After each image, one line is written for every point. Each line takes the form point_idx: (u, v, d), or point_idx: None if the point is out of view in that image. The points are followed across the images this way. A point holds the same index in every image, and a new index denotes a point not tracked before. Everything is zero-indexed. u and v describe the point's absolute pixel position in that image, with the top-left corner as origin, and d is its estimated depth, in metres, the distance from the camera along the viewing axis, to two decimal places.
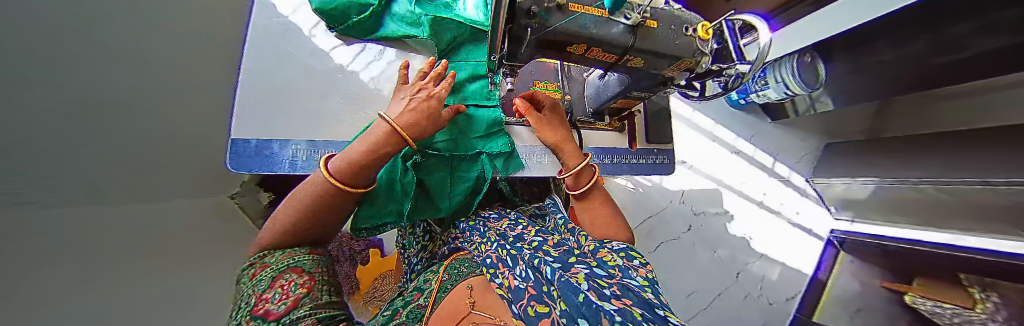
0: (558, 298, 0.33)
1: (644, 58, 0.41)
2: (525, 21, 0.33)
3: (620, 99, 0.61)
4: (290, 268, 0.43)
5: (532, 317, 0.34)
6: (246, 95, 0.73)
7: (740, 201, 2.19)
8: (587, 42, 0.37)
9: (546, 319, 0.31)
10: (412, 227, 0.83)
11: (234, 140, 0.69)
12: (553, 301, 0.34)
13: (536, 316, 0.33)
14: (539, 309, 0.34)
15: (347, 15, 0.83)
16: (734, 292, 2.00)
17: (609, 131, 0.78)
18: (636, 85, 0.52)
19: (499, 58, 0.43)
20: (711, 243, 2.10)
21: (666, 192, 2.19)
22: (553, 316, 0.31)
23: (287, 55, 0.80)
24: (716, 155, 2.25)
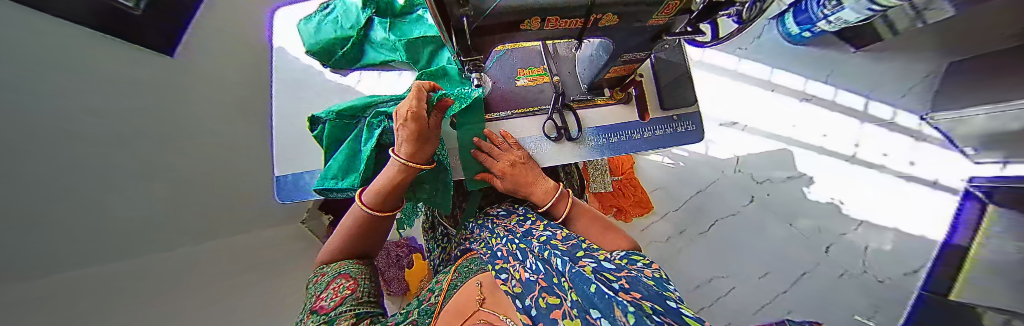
0: (570, 290, 0.29)
1: (616, 12, 0.34)
2: (460, 10, 0.30)
3: (613, 66, 0.53)
4: (341, 274, 0.49)
5: (543, 308, 0.29)
6: (281, 138, 0.84)
7: (819, 158, 1.78)
8: (538, 14, 0.33)
9: (558, 310, 0.27)
10: (434, 232, 0.87)
11: (278, 177, 0.81)
12: (564, 292, 0.29)
13: (547, 309, 0.29)
14: (550, 300, 0.30)
15: (332, 51, 0.92)
16: (825, 271, 1.63)
17: (612, 105, 0.69)
18: (625, 46, 0.44)
19: (458, 56, 0.41)
20: (784, 214, 1.75)
21: (714, 162, 1.90)
22: (564, 307, 0.26)
23: (301, 100, 0.90)
24: (774, 109, 1.89)
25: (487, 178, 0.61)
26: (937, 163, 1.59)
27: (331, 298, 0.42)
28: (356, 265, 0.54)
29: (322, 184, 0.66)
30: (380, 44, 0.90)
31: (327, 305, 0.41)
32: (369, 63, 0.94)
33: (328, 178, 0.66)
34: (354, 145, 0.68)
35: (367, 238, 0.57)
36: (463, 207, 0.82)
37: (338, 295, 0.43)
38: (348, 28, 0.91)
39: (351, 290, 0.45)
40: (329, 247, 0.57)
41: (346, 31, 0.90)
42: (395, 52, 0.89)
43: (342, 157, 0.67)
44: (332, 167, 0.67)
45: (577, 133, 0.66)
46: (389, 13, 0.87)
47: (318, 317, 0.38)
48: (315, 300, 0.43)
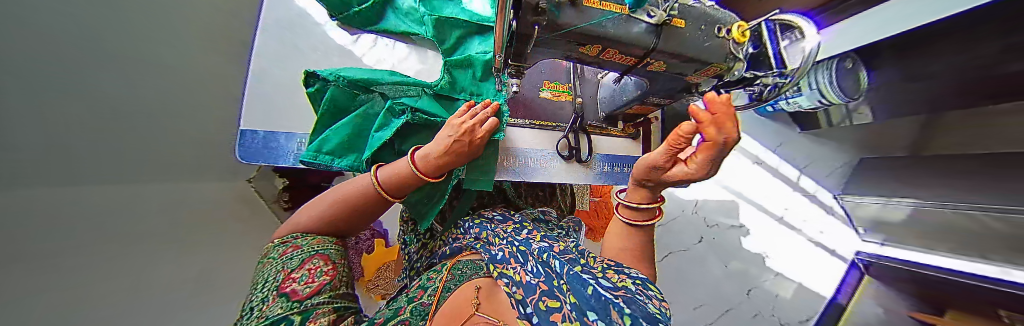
0: (570, 296, 0.29)
1: (667, 62, 0.37)
2: (532, 18, 0.29)
3: (636, 104, 0.56)
4: (318, 254, 0.45)
5: (542, 312, 0.29)
6: (258, 88, 0.73)
7: (758, 214, 2.07)
8: (602, 43, 0.34)
9: (558, 314, 0.27)
10: (414, 225, 0.82)
11: (243, 130, 0.69)
12: (564, 297, 0.29)
13: (547, 312, 0.28)
14: (550, 304, 0.29)
15: (347, 5, 0.82)
16: (744, 309, 1.89)
17: (621, 138, 0.73)
18: (654, 90, 0.47)
19: (505, 58, 0.40)
20: (723, 255, 2.01)
21: (679, 200, 2.11)
22: (563, 311, 0.27)
23: (295, 48, 0.80)
24: (735, 166, 2.16)
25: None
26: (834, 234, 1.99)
27: (305, 283, 0.37)
28: (335, 245, 0.51)
29: (314, 158, 0.57)
30: (405, 12, 0.86)
31: (301, 291, 0.36)
32: (385, 30, 0.86)
33: (324, 152, 0.58)
34: (360, 120, 0.63)
35: (360, 218, 0.54)
36: (454, 204, 0.78)
37: (314, 281, 0.39)
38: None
39: (330, 276, 0.41)
40: (312, 213, 0.52)
41: None
42: (421, 26, 0.84)
43: (346, 131, 0.61)
44: (330, 140, 0.59)
45: (587, 156, 0.68)
46: None
47: (290, 304, 0.33)
48: (283, 280, 0.38)
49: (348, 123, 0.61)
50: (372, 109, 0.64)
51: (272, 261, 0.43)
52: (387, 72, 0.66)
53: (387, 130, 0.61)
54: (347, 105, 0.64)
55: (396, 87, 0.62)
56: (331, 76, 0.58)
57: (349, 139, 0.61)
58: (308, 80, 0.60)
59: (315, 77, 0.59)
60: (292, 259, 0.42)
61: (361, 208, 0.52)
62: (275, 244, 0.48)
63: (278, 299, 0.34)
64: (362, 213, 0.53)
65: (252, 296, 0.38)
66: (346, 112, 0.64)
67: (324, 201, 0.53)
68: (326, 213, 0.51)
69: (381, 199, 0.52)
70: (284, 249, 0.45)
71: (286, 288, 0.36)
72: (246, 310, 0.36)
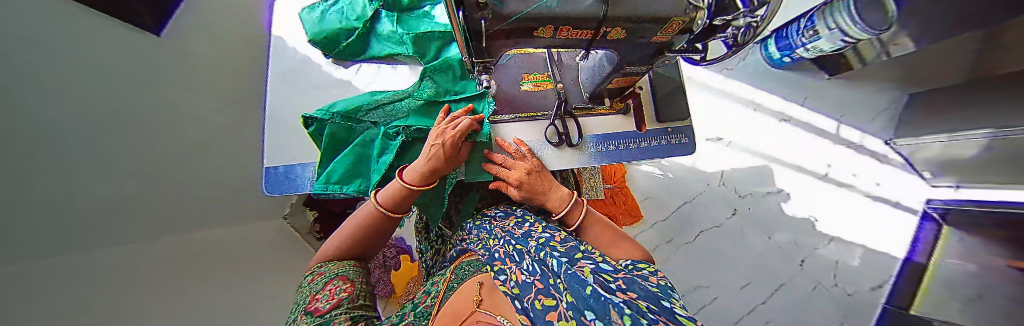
0: (566, 291, 0.28)
1: (624, 27, 0.37)
2: (478, 13, 0.31)
3: (616, 77, 0.55)
4: (338, 276, 0.48)
5: (540, 311, 0.28)
6: (272, 130, 0.82)
7: (796, 176, 1.88)
8: (552, 23, 0.34)
9: (553, 312, 0.26)
10: (428, 232, 0.86)
11: (268, 168, 0.78)
12: (560, 293, 0.29)
13: (543, 310, 0.28)
14: (545, 302, 0.29)
15: (337, 40, 0.91)
16: (801, 282, 1.70)
17: (611, 115, 0.72)
18: (626, 59, 0.47)
19: (468, 56, 0.42)
20: (765, 226, 1.82)
21: (700, 174, 1.95)
22: (559, 309, 0.25)
23: (299, 86, 0.88)
24: (761, 128, 1.98)
25: (501, 187, 0.60)
26: (896, 183, 1.75)
27: (326, 300, 0.40)
28: (354, 267, 0.52)
29: (325, 190, 0.64)
30: (387, 37, 0.91)
31: (322, 307, 0.39)
32: (373, 56, 0.93)
33: (333, 182, 0.64)
34: (361, 149, 0.68)
35: (374, 236, 0.58)
36: (459, 208, 0.82)
37: (334, 298, 0.41)
38: (354, 20, 0.91)
39: (348, 292, 0.43)
40: (334, 243, 0.56)
41: (351, 21, 0.91)
42: (401, 45, 0.89)
43: (347, 161, 0.66)
44: (336, 171, 0.65)
45: (578, 138, 0.68)
46: (398, 7, 0.90)
47: (312, 319, 0.36)
48: (309, 302, 0.41)
49: (348, 154, 0.67)
50: (368, 137, 0.68)
51: (303, 288, 0.48)
52: (369, 93, 0.73)
53: (388, 154, 0.67)
54: (347, 137, 0.69)
55: (385, 111, 0.69)
56: (327, 114, 0.65)
57: (352, 168, 0.66)
58: (307, 123, 0.67)
59: (311, 119, 0.65)
60: (318, 284, 0.46)
61: (376, 228, 0.57)
62: (305, 277, 0.50)
63: (303, 317, 0.38)
64: (376, 233, 0.58)
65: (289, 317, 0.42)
66: (347, 142, 0.69)
67: (340, 232, 0.57)
68: (344, 239, 0.55)
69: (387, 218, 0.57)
70: (310, 278, 0.49)
71: (311, 307, 0.40)
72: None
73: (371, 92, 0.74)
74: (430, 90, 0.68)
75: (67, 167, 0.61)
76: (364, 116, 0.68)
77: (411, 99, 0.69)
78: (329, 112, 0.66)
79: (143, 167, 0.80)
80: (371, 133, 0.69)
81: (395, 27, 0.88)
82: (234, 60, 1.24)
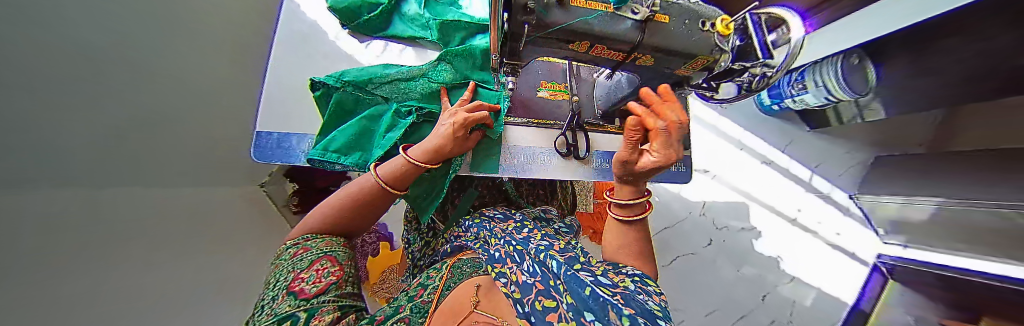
0: (564, 292, 0.30)
1: (654, 56, 0.39)
2: (523, 17, 0.32)
3: (632, 100, 0.58)
4: (326, 255, 0.46)
5: (540, 312, 0.30)
6: (272, 94, 0.78)
7: (769, 216, 2.00)
8: (590, 39, 0.36)
9: (553, 314, 0.28)
10: (418, 224, 0.84)
11: (259, 132, 0.73)
12: (560, 294, 0.31)
13: (543, 311, 0.30)
14: (545, 303, 0.30)
15: (357, 14, 0.90)
16: (759, 315, 1.81)
17: (619, 134, 0.75)
18: (647, 86, 0.49)
19: (499, 57, 0.42)
20: (735, 259, 1.93)
21: (687, 202, 2.06)
22: (558, 310, 0.28)
23: (307, 53, 0.85)
24: (747, 169, 2.09)
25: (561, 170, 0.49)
26: (850, 235, 1.91)
27: (312, 282, 0.38)
28: (344, 248, 0.51)
29: (321, 156, 0.60)
30: (411, 18, 0.90)
31: (308, 290, 0.37)
32: (393, 35, 0.91)
33: (331, 150, 0.61)
34: (366, 122, 0.66)
35: (368, 214, 0.56)
36: (456, 203, 0.81)
37: (321, 280, 0.39)
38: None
39: (336, 276, 0.42)
40: (320, 212, 0.53)
41: None
42: (425, 30, 0.88)
43: (350, 132, 0.64)
44: (335, 140, 0.62)
45: (585, 152, 0.70)
46: None
47: (297, 302, 0.34)
48: (292, 280, 0.39)
49: (352, 126, 0.65)
50: (378, 111, 0.68)
51: (283, 263, 0.45)
52: (380, 66, 0.72)
53: (395, 131, 0.64)
54: (354, 109, 0.68)
55: (396, 87, 0.68)
56: (338, 81, 0.64)
57: (354, 139, 0.64)
58: (314, 87, 0.64)
59: (320, 83, 0.62)
60: (303, 260, 0.43)
61: (368, 204, 0.55)
62: (287, 247, 0.48)
63: (285, 297, 0.35)
64: (368, 209, 0.55)
65: (263, 295, 0.39)
66: (352, 115, 0.68)
67: (330, 203, 0.54)
68: (333, 213, 0.52)
69: (384, 193, 0.55)
70: (294, 251, 0.46)
71: (294, 287, 0.37)
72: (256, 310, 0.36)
73: (383, 65, 0.72)
74: (448, 76, 0.68)
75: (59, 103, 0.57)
76: (375, 90, 0.67)
77: (426, 80, 0.68)
78: (340, 80, 0.64)
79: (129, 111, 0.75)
80: (382, 108, 0.68)
81: (421, 10, 0.87)
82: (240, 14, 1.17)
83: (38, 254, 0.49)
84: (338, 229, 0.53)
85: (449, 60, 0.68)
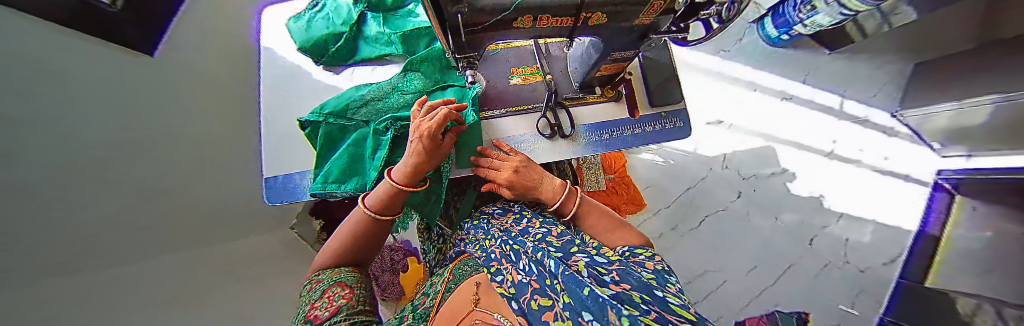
0: (562, 292, 0.29)
1: (604, 12, 0.36)
2: (453, 8, 0.31)
3: (603, 64, 0.55)
4: (338, 282, 0.48)
5: (536, 312, 0.29)
6: (269, 140, 0.82)
7: (801, 154, 1.84)
8: (531, 12, 0.34)
9: (549, 311, 0.27)
10: (429, 232, 0.86)
11: (267, 178, 0.79)
12: (557, 294, 0.29)
13: (539, 310, 0.29)
14: (542, 303, 0.30)
15: (324, 47, 0.91)
16: (810, 263, 1.67)
17: (604, 103, 0.72)
18: (612, 46, 0.46)
19: (452, 53, 0.42)
20: (771, 208, 1.80)
21: (703, 159, 1.94)
22: (555, 309, 0.27)
23: (290, 96, 0.88)
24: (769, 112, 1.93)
25: (493, 188, 0.61)
26: (904, 157, 1.70)
27: (326, 308, 0.42)
28: (354, 273, 0.53)
29: (323, 189, 0.64)
30: (374, 38, 0.92)
31: (321, 315, 0.40)
32: (363, 59, 0.93)
33: (331, 181, 0.65)
34: (353, 148, 0.68)
35: (373, 239, 0.58)
36: (458, 206, 0.83)
37: (333, 305, 0.42)
38: (340, 25, 0.92)
39: (347, 298, 0.44)
40: (328, 252, 0.56)
41: (337, 26, 0.91)
42: (389, 45, 0.89)
43: (342, 161, 0.66)
44: (332, 171, 0.66)
45: (570, 129, 0.68)
46: (381, 7, 0.92)
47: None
48: (309, 310, 0.43)
49: (342, 154, 0.66)
50: (361, 135, 0.69)
51: (305, 295, 0.49)
52: (353, 89, 0.74)
53: (383, 150, 0.67)
54: (341, 136, 0.70)
55: (373, 108, 0.70)
56: (320, 116, 0.66)
57: (348, 165, 0.66)
58: (303, 126, 0.68)
59: (305, 121, 0.66)
60: (317, 291, 0.47)
61: (369, 233, 0.57)
62: (307, 282, 0.52)
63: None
64: (372, 237, 0.58)
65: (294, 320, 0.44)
66: (340, 142, 0.70)
67: (335, 242, 0.57)
68: (342, 245, 0.55)
69: (380, 221, 0.57)
70: (310, 285, 0.50)
71: (310, 315, 0.41)
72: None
73: (356, 87, 0.74)
74: (419, 84, 0.72)
75: (97, 185, 0.64)
76: (355, 115, 0.69)
77: (399, 93, 0.70)
78: (322, 114, 0.67)
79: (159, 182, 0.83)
80: (364, 131, 0.69)
81: (381, 28, 0.89)
82: (232, 74, 1.26)
83: (105, 319, 0.55)
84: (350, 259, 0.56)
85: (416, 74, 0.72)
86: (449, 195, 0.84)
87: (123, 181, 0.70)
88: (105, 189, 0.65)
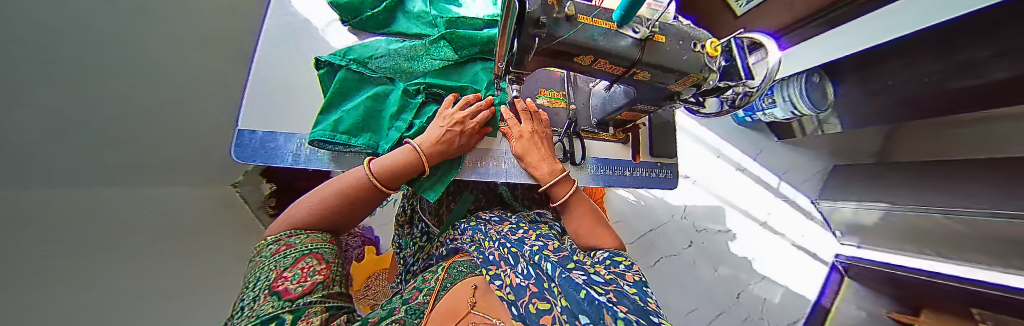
0: (558, 295, 0.31)
1: (650, 72, 0.42)
2: (534, 30, 0.33)
3: (626, 110, 0.62)
4: (310, 253, 0.40)
5: (533, 314, 0.31)
6: (256, 89, 0.72)
7: (743, 219, 2.13)
8: (593, 54, 0.38)
9: (547, 315, 0.29)
10: (413, 227, 0.86)
11: (241, 131, 0.67)
12: (553, 298, 0.31)
13: (536, 313, 0.31)
14: (539, 306, 0.31)
15: (360, 8, 0.85)
16: (735, 312, 1.91)
17: (612, 142, 0.78)
18: (642, 97, 0.53)
19: (505, 64, 0.43)
20: (712, 260, 2.03)
21: (668, 206, 2.15)
22: (553, 313, 0.28)
23: (299, 52, 0.82)
24: (725, 177, 2.22)
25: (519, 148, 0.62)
26: (814, 238, 2.08)
27: (297, 282, 0.34)
28: (331, 244, 0.46)
29: (330, 138, 0.58)
30: (416, 16, 0.89)
31: (293, 289, 0.33)
32: (398, 31, 0.87)
33: (340, 132, 0.60)
34: (371, 102, 0.66)
35: (363, 207, 0.53)
36: (450, 207, 0.82)
37: (307, 280, 0.35)
38: None
39: (324, 276, 0.38)
40: (301, 210, 0.47)
41: None
42: (432, 27, 0.86)
43: (358, 112, 0.63)
44: (343, 121, 0.61)
45: (580, 158, 0.73)
46: None
47: (282, 303, 0.30)
48: (274, 278, 0.33)
49: (359, 106, 0.64)
50: (383, 90, 0.69)
51: (258, 264, 0.37)
52: (381, 42, 0.75)
53: (408, 112, 0.68)
54: (357, 86, 0.68)
55: (399, 67, 0.71)
56: (343, 59, 0.66)
57: (362, 120, 0.63)
58: (318, 64, 0.66)
59: (325, 61, 0.65)
60: (284, 258, 0.37)
61: (363, 198, 0.52)
62: (266, 243, 0.41)
63: (267, 298, 0.31)
64: (362, 204, 0.53)
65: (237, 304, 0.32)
66: (356, 93, 0.68)
67: (315, 197, 0.49)
68: (319, 203, 0.48)
69: (377, 191, 0.53)
70: (274, 248, 0.39)
71: (278, 287, 0.32)
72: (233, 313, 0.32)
73: (384, 41, 0.76)
74: (449, 54, 0.75)
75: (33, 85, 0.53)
76: (378, 68, 0.70)
77: (428, 57, 0.74)
78: (345, 58, 0.68)
79: (109, 102, 0.70)
80: (387, 87, 0.70)
81: (427, 8, 0.89)
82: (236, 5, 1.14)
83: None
84: (327, 224, 0.49)
85: (453, 39, 0.74)
86: (444, 193, 0.83)
87: (56, 97, 0.58)
88: (31, 93, 0.53)
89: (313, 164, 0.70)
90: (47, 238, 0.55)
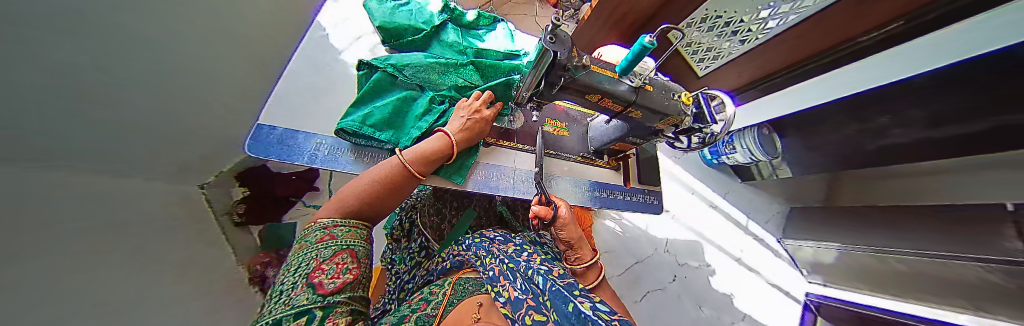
0: None
1: (642, 112, 0.54)
2: (561, 72, 0.45)
3: (618, 142, 0.74)
4: (348, 248, 0.44)
5: (531, 325, 0.38)
6: (284, 91, 0.77)
7: (719, 255, 2.25)
8: (600, 93, 0.49)
9: None
10: (410, 243, 0.86)
11: (261, 125, 0.69)
12: None
13: None
14: (533, 321, 0.38)
15: (401, 34, 0.96)
16: None
17: (606, 169, 0.89)
18: (633, 131, 0.64)
19: (529, 94, 0.53)
20: (696, 297, 2.07)
21: (652, 239, 2.24)
22: None
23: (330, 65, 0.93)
24: (701, 213, 2.39)
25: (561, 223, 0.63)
26: (784, 276, 2.21)
27: (332, 277, 0.37)
28: (365, 241, 0.49)
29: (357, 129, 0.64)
30: (449, 44, 0.99)
31: (327, 285, 0.36)
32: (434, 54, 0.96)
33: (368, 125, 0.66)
34: (400, 103, 0.74)
35: (399, 194, 0.57)
36: (453, 222, 0.86)
37: (339, 277, 0.38)
38: (422, 22, 1.00)
39: (354, 275, 0.40)
40: (348, 198, 0.51)
41: (419, 23, 0.99)
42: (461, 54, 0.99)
43: (387, 110, 0.70)
44: (372, 115, 0.68)
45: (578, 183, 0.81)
46: (459, 22, 1.10)
47: (315, 296, 0.34)
48: (313, 269, 0.37)
49: (388, 104, 0.72)
50: (412, 95, 0.77)
51: (304, 249, 0.41)
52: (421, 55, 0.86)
53: (431, 114, 0.76)
54: (388, 88, 0.76)
55: (427, 78, 0.82)
56: (383, 64, 0.76)
57: (389, 116, 0.70)
58: (360, 66, 0.75)
59: (367, 63, 0.75)
60: (326, 247, 0.42)
61: (399, 185, 0.57)
62: (317, 227, 0.46)
63: (303, 288, 0.35)
64: (399, 191, 0.57)
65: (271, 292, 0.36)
66: (386, 94, 0.75)
67: (360, 183, 0.53)
68: (363, 191, 0.52)
69: (410, 176, 0.58)
70: (320, 235, 0.44)
71: (314, 278, 0.36)
72: (274, 291, 0.36)
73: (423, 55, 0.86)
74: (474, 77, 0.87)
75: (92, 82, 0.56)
76: (410, 76, 0.79)
77: (455, 75, 0.85)
78: (384, 63, 0.77)
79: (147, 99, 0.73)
80: (415, 94, 0.78)
81: (460, 39, 1.00)
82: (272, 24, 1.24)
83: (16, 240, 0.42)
84: (369, 211, 0.53)
85: (479, 68, 0.88)
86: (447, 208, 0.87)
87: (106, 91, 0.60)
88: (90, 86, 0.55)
89: (330, 164, 0.72)
90: (59, 228, 0.52)
